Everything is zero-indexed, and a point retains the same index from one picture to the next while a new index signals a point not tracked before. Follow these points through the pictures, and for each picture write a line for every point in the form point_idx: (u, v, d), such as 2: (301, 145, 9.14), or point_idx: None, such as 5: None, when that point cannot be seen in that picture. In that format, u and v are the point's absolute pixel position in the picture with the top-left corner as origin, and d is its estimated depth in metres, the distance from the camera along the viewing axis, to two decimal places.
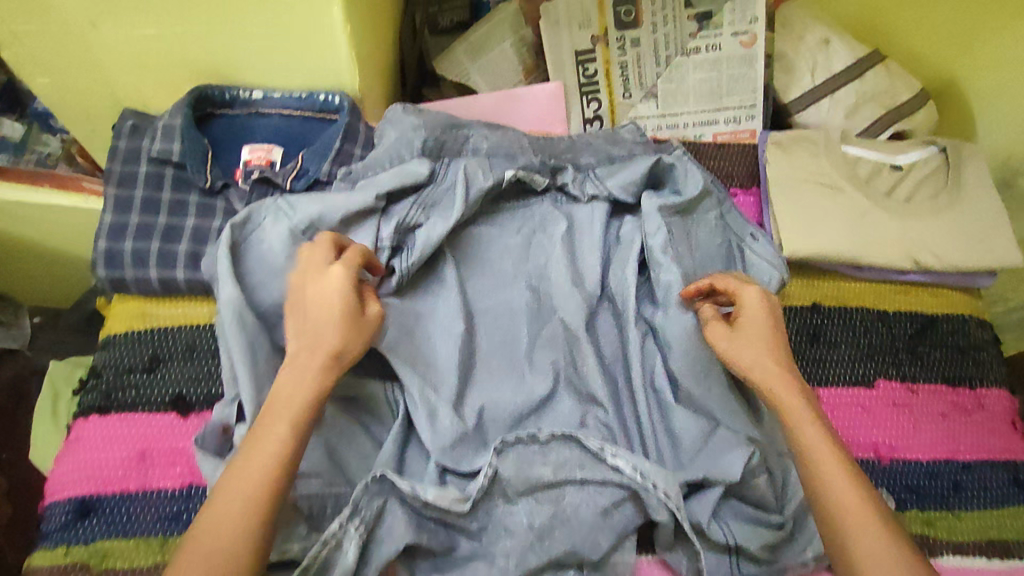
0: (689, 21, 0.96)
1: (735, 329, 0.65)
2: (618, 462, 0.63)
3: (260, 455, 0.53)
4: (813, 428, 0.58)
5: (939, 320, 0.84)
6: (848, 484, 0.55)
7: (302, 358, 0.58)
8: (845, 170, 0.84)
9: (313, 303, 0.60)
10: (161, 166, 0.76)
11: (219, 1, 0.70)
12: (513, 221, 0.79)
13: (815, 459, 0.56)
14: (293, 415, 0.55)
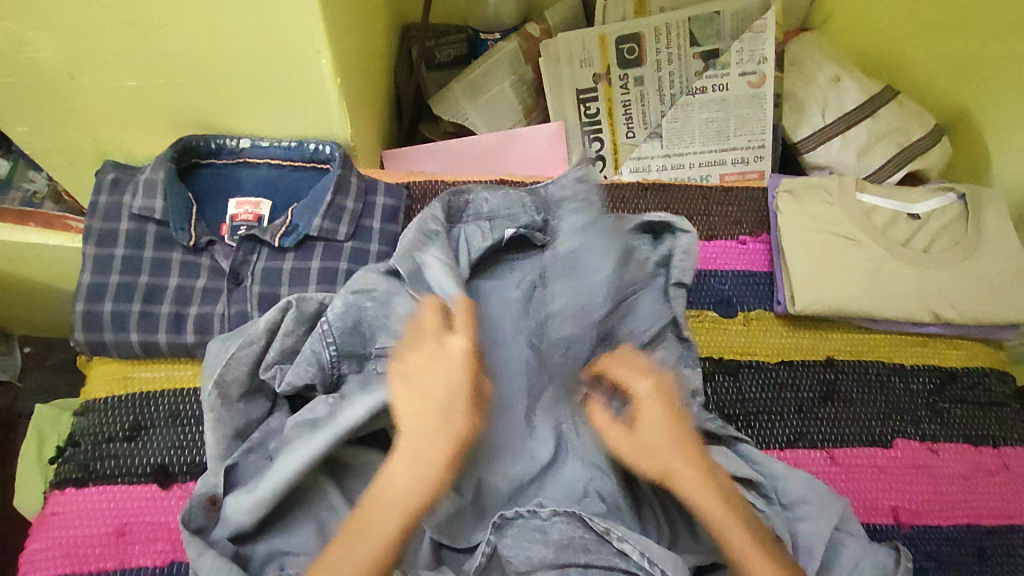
0: (694, 59, 0.94)
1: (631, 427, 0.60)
2: (625, 546, 0.57)
3: (371, 538, 0.50)
4: (736, 532, 0.55)
5: (960, 374, 0.80)
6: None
7: (422, 441, 0.54)
8: (859, 219, 0.80)
9: (431, 383, 0.57)
10: (144, 222, 0.72)
11: (202, 53, 0.67)
12: (516, 278, 0.74)
13: (741, 563, 0.53)
14: (409, 506, 0.52)
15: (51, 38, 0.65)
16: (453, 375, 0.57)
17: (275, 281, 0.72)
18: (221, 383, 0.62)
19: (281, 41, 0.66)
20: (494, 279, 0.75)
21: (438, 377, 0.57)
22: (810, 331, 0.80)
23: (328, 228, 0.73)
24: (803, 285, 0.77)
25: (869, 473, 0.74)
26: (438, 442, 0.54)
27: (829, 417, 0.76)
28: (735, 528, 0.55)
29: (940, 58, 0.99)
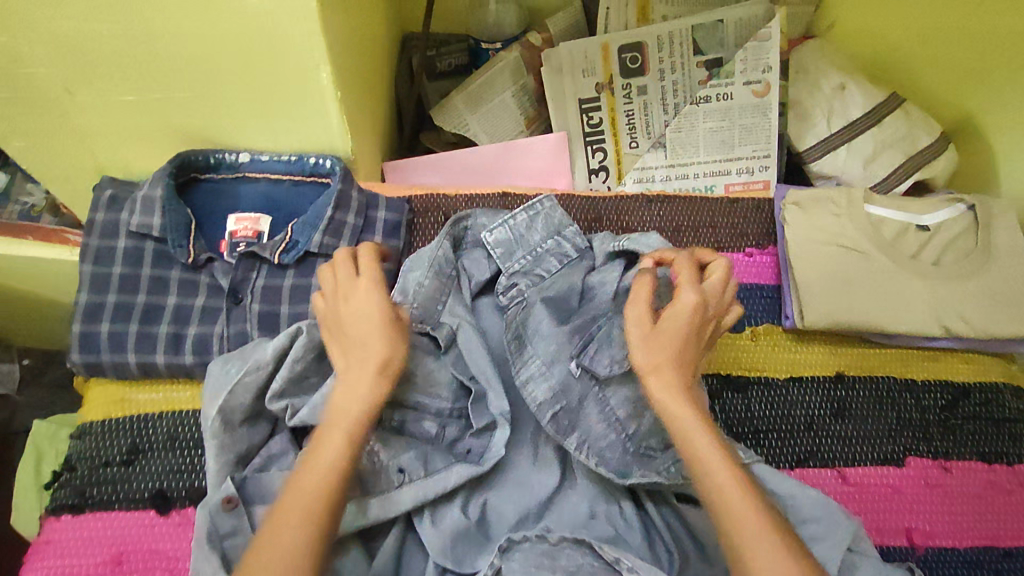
0: (698, 68, 0.93)
1: (656, 324, 0.56)
2: None
3: (306, 490, 0.49)
4: (706, 442, 0.52)
5: (972, 390, 0.79)
6: (756, 520, 0.48)
7: (354, 375, 0.54)
8: (869, 231, 0.79)
9: (351, 321, 0.56)
10: (141, 240, 0.71)
11: (201, 67, 0.66)
12: (527, 283, 0.71)
13: (711, 488, 0.50)
14: (346, 428, 0.52)
15: (47, 54, 0.64)
16: (370, 322, 0.55)
17: (274, 300, 0.70)
18: (225, 410, 0.61)
19: (281, 56, 0.65)
20: (506, 289, 0.71)
21: (356, 323, 0.55)
22: (821, 345, 0.79)
23: (329, 244, 0.72)
24: (811, 300, 0.76)
25: (881, 493, 0.73)
26: (359, 373, 0.54)
27: (838, 435, 0.75)
28: (729, 475, 0.50)
29: (945, 65, 0.98)
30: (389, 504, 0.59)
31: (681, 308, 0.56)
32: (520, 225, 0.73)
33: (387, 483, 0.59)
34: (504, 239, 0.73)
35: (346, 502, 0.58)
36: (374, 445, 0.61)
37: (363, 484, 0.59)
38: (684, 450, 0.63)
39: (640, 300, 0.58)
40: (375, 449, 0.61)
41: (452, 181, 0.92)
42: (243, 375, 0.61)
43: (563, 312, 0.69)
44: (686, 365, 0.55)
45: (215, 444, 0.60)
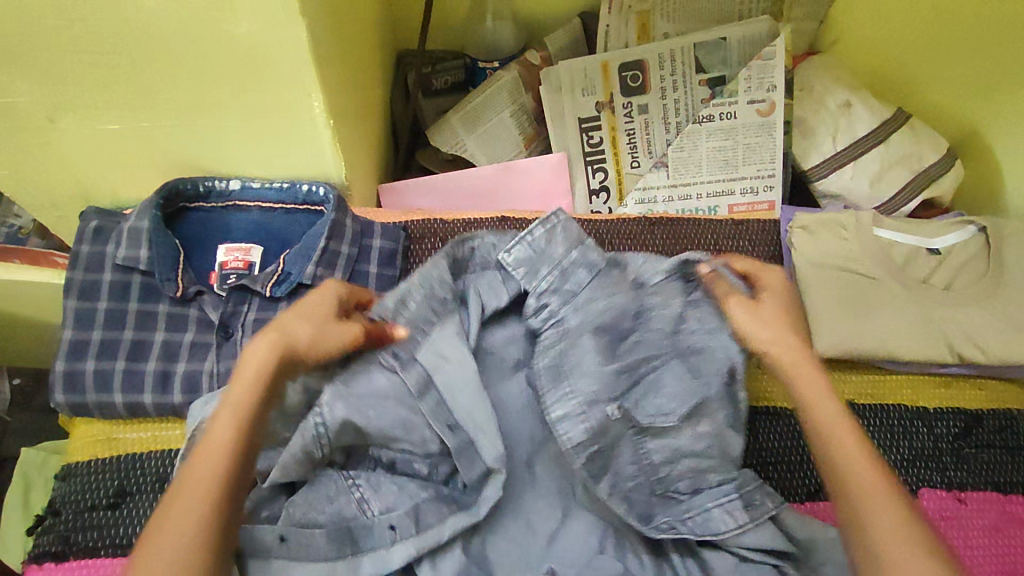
0: (700, 86, 0.91)
1: (758, 306, 0.62)
2: None
3: (201, 478, 0.47)
4: (856, 449, 0.52)
5: (984, 417, 0.77)
6: (902, 521, 0.48)
7: (259, 350, 0.53)
8: (877, 255, 0.77)
9: (305, 311, 0.56)
10: (128, 273, 0.68)
11: (188, 96, 0.63)
12: (557, 309, 0.64)
13: (852, 481, 0.51)
14: (251, 397, 0.51)
15: (29, 85, 0.62)
16: (312, 313, 0.56)
17: None
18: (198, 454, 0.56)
19: (271, 84, 0.62)
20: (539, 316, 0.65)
21: (293, 316, 0.56)
22: (831, 372, 0.77)
23: (322, 275, 0.70)
24: (818, 327, 0.74)
25: None
26: (260, 344, 0.53)
27: None
28: (858, 458, 0.52)
29: (950, 81, 0.96)
30: (382, 562, 0.53)
31: (777, 303, 0.62)
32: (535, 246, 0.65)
33: (378, 540, 0.54)
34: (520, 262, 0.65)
35: (339, 563, 0.53)
36: (365, 493, 0.56)
37: (355, 541, 0.54)
38: (712, 502, 0.59)
39: (729, 293, 0.63)
40: (366, 498, 0.56)
41: (450, 204, 0.90)
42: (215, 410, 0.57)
43: (611, 337, 0.63)
44: (812, 359, 0.59)
45: None
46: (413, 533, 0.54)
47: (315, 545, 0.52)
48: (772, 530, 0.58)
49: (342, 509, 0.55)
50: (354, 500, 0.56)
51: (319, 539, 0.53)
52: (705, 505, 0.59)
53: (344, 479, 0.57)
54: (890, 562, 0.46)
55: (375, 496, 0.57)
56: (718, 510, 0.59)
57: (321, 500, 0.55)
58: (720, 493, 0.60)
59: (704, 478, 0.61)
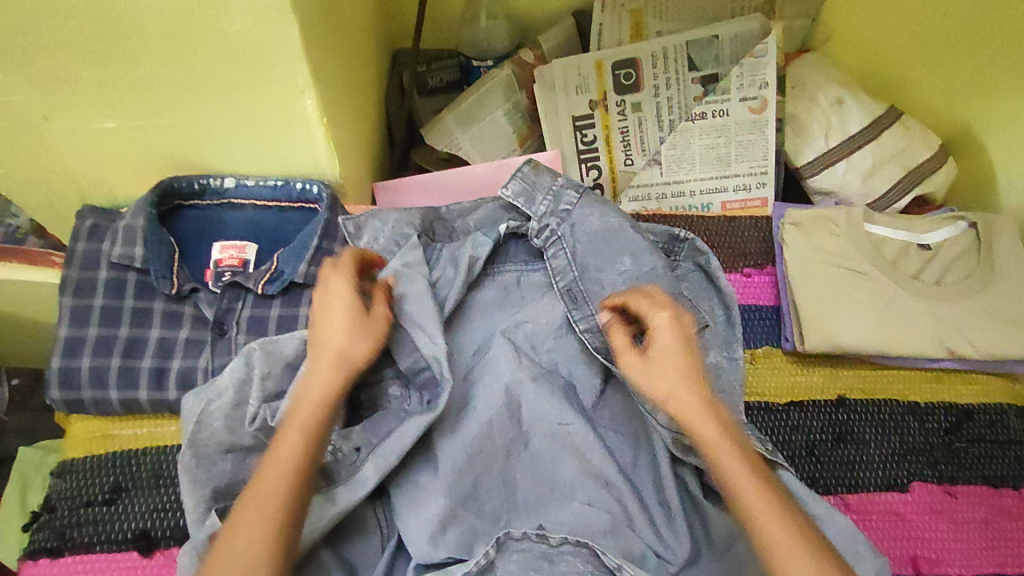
0: (693, 84, 0.91)
1: (646, 359, 0.60)
2: None
3: (266, 497, 0.52)
4: (731, 460, 0.55)
5: (975, 412, 0.77)
6: (781, 522, 0.52)
7: (324, 371, 0.57)
8: (869, 252, 0.77)
9: (322, 320, 0.60)
10: (123, 271, 0.69)
11: (183, 94, 0.64)
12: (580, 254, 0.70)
13: (762, 528, 0.52)
14: (303, 421, 0.55)
15: (25, 83, 0.62)
16: (342, 321, 0.59)
17: (261, 330, 0.68)
18: (195, 444, 0.59)
19: (265, 81, 0.63)
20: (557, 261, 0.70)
21: (328, 339, 0.59)
22: (821, 366, 0.78)
23: (315, 274, 0.70)
24: (810, 323, 0.74)
25: (885, 519, 0.71)
26: (321, 367, 0.58)
27: (841, 460, 0.73)
28: (775, 518, 0.52)
29: (943, 78, 0.96)
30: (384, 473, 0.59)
31: (666, 350, 0.59)
32: (526, 196, 0.71)
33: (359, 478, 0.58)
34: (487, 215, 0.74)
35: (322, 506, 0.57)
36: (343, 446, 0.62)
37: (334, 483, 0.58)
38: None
39: (622, 345, 0.62)
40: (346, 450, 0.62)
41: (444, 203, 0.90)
42: (205, 407, 0.60)
43: (640, 282, 0.68)
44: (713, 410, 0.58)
45: (188, 480, 0.59)
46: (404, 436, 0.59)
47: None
48: (770, 482, 0.64)
49: None
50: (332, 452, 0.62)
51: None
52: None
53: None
54: (779, 553, 0.50)
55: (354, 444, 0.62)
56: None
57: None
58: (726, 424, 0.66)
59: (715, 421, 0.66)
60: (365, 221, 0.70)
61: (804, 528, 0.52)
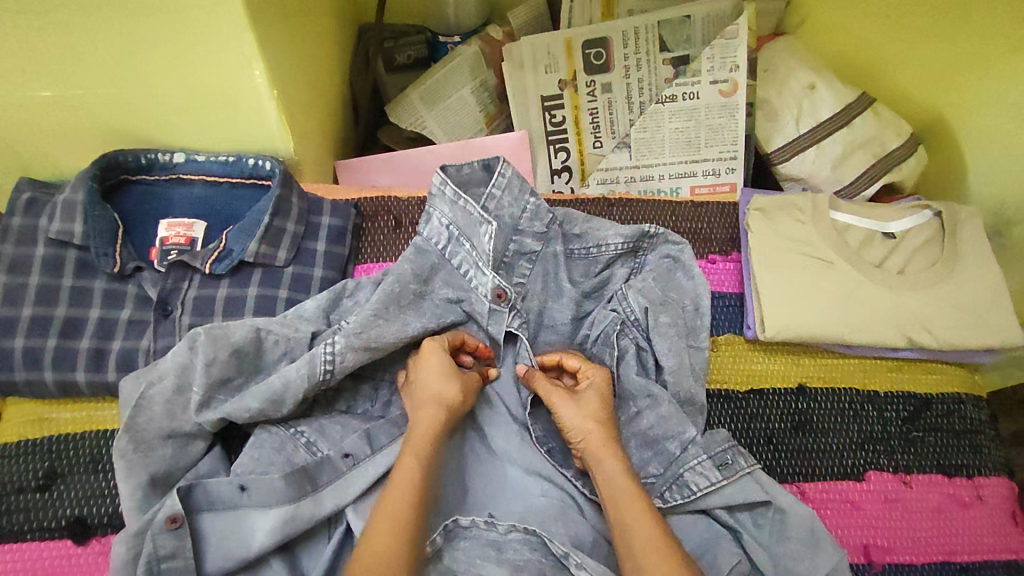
0: (665, 65, 0.89)
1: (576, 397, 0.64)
2: (581, 574, 0.55)
3: (397, 490, 0.55)
4: (613, 463, 0.59)
5: (934, 401, 0.77)
6: (649, 523, 0.55)
7: (431, 411, 0.60)
8: (835, 240, 0.76)
9: (432, 369, 0.62)
10: (61, 248, 0.66)
11: (121, 64, 0.60)
12: (554, 259, 0.73)
13: (634, 529, 0.55)
14: (419, 451, 0.57)
15: None
16: (444, 368, 0.62)
17: (206, 312, 0.66)
18: (134, 429, 0.58)
19: (210, 52, 0.60)
20: (529, 262, 0.73)
21: (428, 384, 0.61)
22: (783, 355, 0.77)
23: (266, 253, 0.68)
24: (774, 309, 0.74)
25: (840, 508, 0.71)
26: (429, 411, 0.60)
27: (799, 449, 0.73)
28: (641, 520, 0.55)
29: (919, 65, 0.94)
30: (341, 493, 0.61)
31: (597, 390, 0.65)
32: (508, 205, 0.72)
33: (335, 472, 0.61)
34: (467, 218, 0.70)
35: (302, 501, 0.59)
36: (312, 438, 0.63)
37: (314, 477, 0.60)
38: (685, 466, 0.65)
39: (547, 382, 0.66)
40: (314, 441, 0.63)
41: (411, 183, 0.87)
42: (147, 390, 0.58)
43: (600, 296, 0.75)
44: (608, 436, 0.62)
45: (123, 466, 0.57)
46: (368, 454, 0.63)
47: (276, 490, 0.58)
48: (747, 487, 0.64)
49: (292, 456, 0.62)
50: (302, 445, 0.63)
51: (281, 483, 0.59)
52: (677, 472, 0.65)
53: (287, 429, 0.63)
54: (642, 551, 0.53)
55: (322, 438, 0.63)
56: (691, 473, 0.65)
57: (269, 453, 0.61)
58: (690, 458, 0.65)
59: (661, 446, 0.66)
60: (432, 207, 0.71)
61: (673, 541, 0.54)
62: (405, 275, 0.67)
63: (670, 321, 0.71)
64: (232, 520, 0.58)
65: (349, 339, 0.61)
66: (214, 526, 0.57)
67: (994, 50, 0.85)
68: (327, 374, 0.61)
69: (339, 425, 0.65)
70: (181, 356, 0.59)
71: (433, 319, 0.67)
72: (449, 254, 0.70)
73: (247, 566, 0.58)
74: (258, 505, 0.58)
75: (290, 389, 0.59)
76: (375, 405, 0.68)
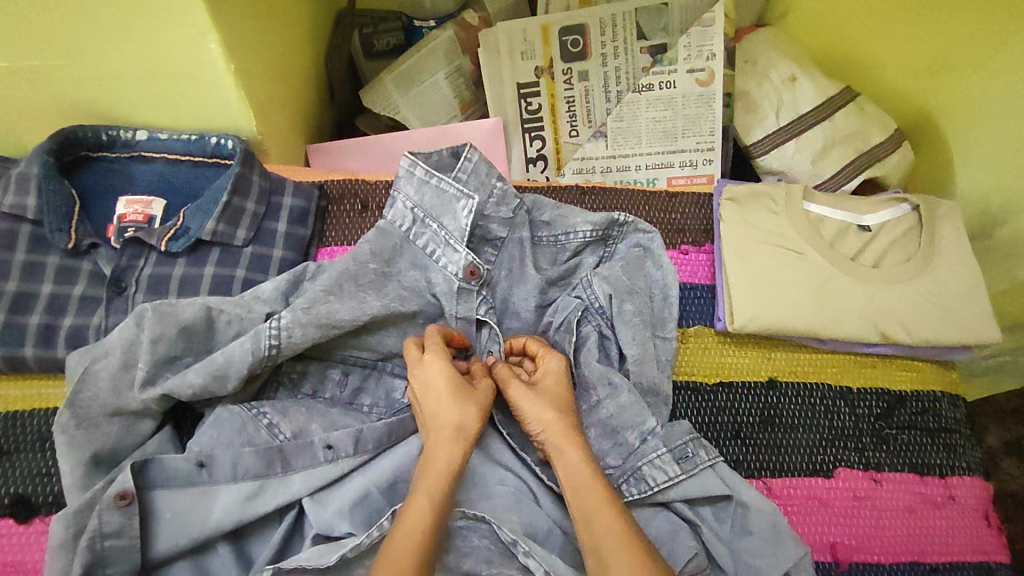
0: (643, 53, 0.88)
1: (534, 387, 0.63)
2: (528, 562, 0.55)
3: (412, 529, 0.51)
4: (574, 452, 0.58)
5: (908, 399, 0.75)
6: (609, 509, 0.54)
7: (451, 442, 0.57)
8: (809, 231, 0.75)
9: (439, 392, 0.59)
10: (15, 222, 0.65)
11: (75, 35, 0.60)
12: (519, 245, 0.71)
13: (595, 523, 0.53)
14: (433, 486, 0.54)
15: None
16: (459, 393, 0.59)
17: (161, 291, 0.65)
18: (77, 405, 0.57)
19: (163, 24, 0.59)
20: (495, 248, 0.71)
21: (442, 411, 0.58)
22: (754, 348, 0.75)
23: (223, 232, 0.67)
24: (744, 299, 0.72)
25: (808, 505, 0.70)
26: (451, 441, 0.57)
27: (768, 444, 0.72)
28: (601, 510, 0.53)
29: (903, 58, 0.89)
30: (314, 477, 0.59)
31: (556, 379, 0.63)
32: (474, 188, 0.70)
33: (311, 459, 0.59)
34: (441, 197, 0.68)
35: (269, 480, 0.58)
36: (275, 420, 0.60)
37: (286, 459, 0.58)
38: (644, 459, 0.63)
39: (507, 376, 0.63)
40: (276, 423, 0.60)
41: (382, 166, 0.86)
42: (92, 364, 0.58)
43: (567, 284, 0.73)
44: (569, 426, 0.60)
45: (64, 442, 0.56)
46: (350, 454, 0.60)
47: (233, 468, 0.57)
48: (707, 481, 0.63)
49: (253, 438, 0.59)
50: (264, 427, 0.60)
51: (237, 461, 0.57)
52: (636, 465, 0.63)
53: (248, 410, 0.60)
54: (605, 544, 0.51)
55: (285, 420, 0.61)
56: (649, 467, 0.63)
57: (230, 434, 0.59)
58: (649, 451, 0.64)
59: (621, 437, 0.65)
60: (399, 185, 0.69)
61: (635, 530, 0.52)
62: (363, 256, 0.65)
63: (636, 309, 0.69)
64: (192, 496, 0.56)
65: (302, 317, 0.60)
66: (171, 502, 0.55)
67: (987, 40, 0.80)
68: (273, 353, 0.59)
69: (303, 408, 0.62)
70: (129, 330, 0.59)
71: (395, 300, 0.65)
72: (413, 236, 0.68)
73: (193, 549, 0.56)
74: (221, 480, 0.56)
75: (234, 365, 0.58)
76: (345, 390, 0.66)
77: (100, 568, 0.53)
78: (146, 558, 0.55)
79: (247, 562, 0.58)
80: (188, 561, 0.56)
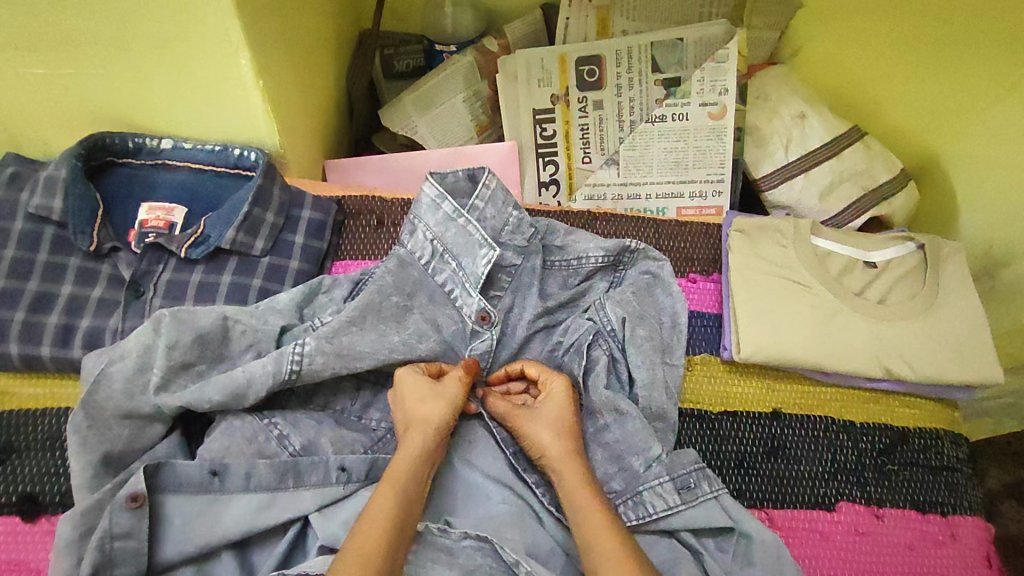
0: (655, 86, 0.90)
1: (533, 409, 0.64)
2: None
3: (376, 518, 0.52)
4: (573, 476, 0.59)
5: (912, 435, 0.76)
6: (608, 533, 0.54)
7: (415, 436, 0.58)
8: (815, 266, 0.76)
9: (413, 393, 0.60)
10: (40, 223, 0.67)
11: (110, 45, 0.62)
12: (532, 273, 0.72)
13: (598, 550, 0.53)
14: (398, 480, 0.55)
15: None
16: (429, 394, 0.60)
17: (178, 296, 0.67)
18: (91, 405, 0.57)
19: (198, 39, 0.61)
20: (508, 276, 0.71)
21: (415, 408, 0.60)
22: (760, 380, 0.76)
23: (243, 241, 0.68)
24: (748, 331, 0.73)
25: (809, 537, 0.70)
26: (417, 437, 0.58)
27: (771, 475, 0.72)
28: (603, 534, 0.54)
29: (911, 102, 0.91)
30: (323, 493, 0.59)
31: (553, 401, 0.63)
32: (490, 217, 0.71)
33: (325, 477, 0.60)
34: (466, 239, 0.69)
35: (281, 494, 0.58)
36: (285, 430, 0.61)
37: (300, 474, 0.59)
38: (645, 484, 0.64)
39: (504, 412, 0.64)
40: (286, 434, 0.61)
41: (397, 182, 0.87)
42: (108, 366, 0.58)
43: (575, 306, 0.74)
44: (572, 446, 0.61)
45: (77, 442, 0.56)
46: (363, 478, 0.60)
47: (245, 476, 0.57)
48: (710, 511, 0.63)
49: (264, 448, 0.60)
50: (274, 437, 0.61)
51: (252, 469, 0.58)
52: (636, 489, 0.64)
53: (261, 420, 0.61)
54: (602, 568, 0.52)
55: (295, 431, 0.61)
56: (649, 492, 0.64)
57: (240, 443, 0.59)
58: (651, 478, 0.64)
59: (626, 462, 0.65)
60: (415, 216, 0.70)
61: (635, 552, 0.53)
62: (387, 288, 0.66)
63: (647, 334, 0.70)
64: (202, 503, 0.56)
65: (323, 338, 0.62)
66: (181, 507, 0.56)
67: (993, 89, 0.83)
68: (291, 373, 0.60)
69: (313, 420, 0.63)
70: (143, 336, 0.59)
71: (414, 334, 0.66)
72: (433, 270, 0.70)
73: (198, 556, 0.56)
74: (234, 490, 0.57)
75: (253, 383, 0.59)
76: (356, 403, 0.66)
77: (109, 568, 0.53)
78: (153, 562, 0.55)
79: (250, 572, 0.58)
80: (192, 567, 0.56)
